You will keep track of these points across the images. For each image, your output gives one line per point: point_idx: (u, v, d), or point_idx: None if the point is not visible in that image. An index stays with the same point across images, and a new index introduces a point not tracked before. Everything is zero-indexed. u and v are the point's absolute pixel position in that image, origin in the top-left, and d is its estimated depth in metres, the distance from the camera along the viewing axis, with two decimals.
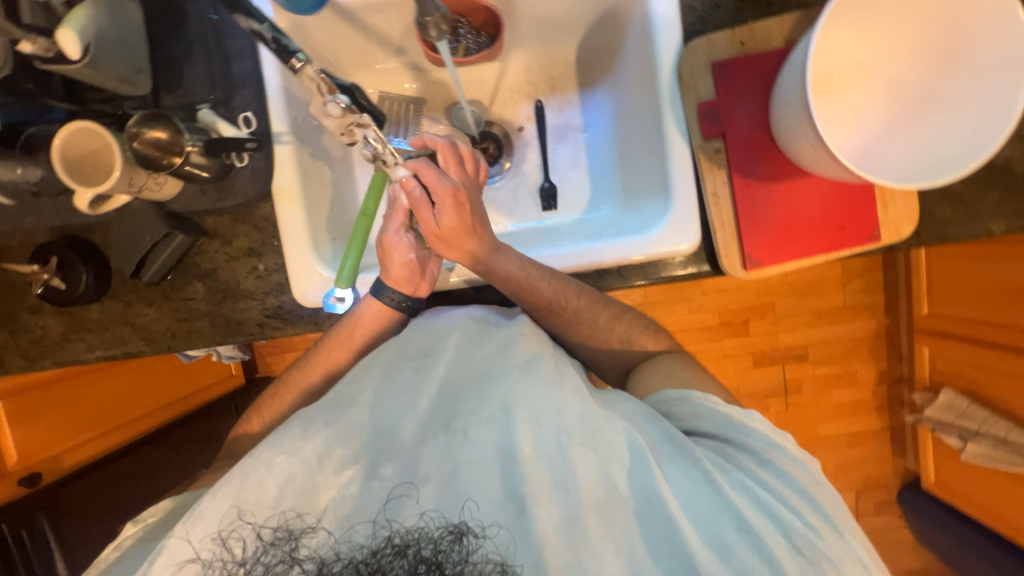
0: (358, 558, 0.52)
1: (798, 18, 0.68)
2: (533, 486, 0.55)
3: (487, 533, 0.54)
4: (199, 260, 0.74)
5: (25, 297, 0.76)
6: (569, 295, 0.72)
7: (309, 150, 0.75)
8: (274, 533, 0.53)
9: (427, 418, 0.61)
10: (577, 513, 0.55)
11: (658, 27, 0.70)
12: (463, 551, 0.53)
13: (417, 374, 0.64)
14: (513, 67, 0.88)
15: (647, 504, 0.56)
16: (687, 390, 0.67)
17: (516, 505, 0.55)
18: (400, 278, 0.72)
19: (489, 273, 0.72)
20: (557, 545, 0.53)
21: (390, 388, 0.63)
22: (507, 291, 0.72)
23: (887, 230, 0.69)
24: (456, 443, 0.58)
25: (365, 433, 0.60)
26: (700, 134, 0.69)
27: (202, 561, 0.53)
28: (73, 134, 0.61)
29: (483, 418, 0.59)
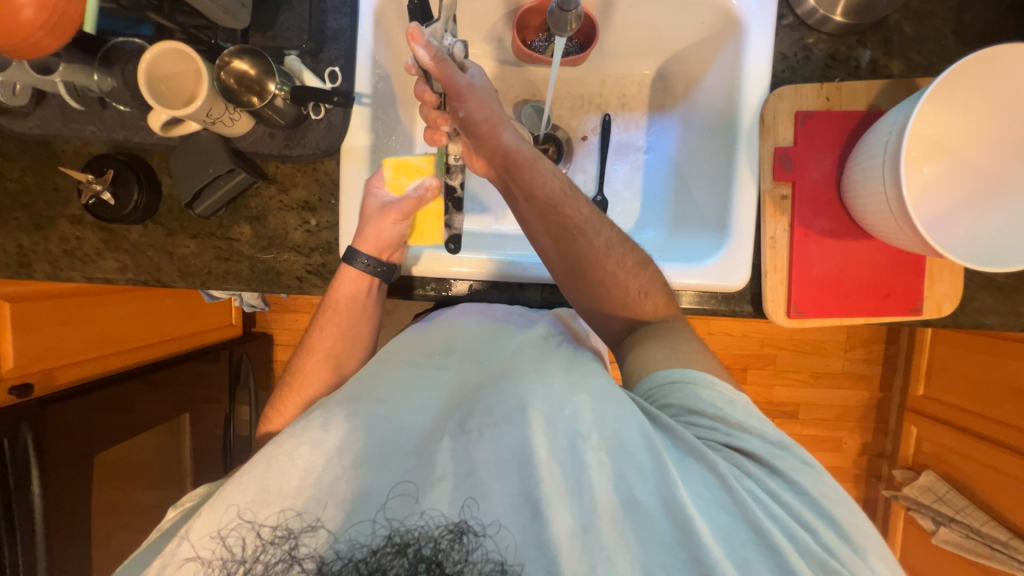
0: (357, 557, 0.48)
1: (884, 85, 0.70)
2: (546, 489, 0.49)
3: (487, 532, 0.48)
4: (252, 203, 0.74)
5: (68, 205, 0.74)
6: (602, 223, 0.67)
7: (383, 117, 0.75)
8: (274, 531, 0.49)
9: (443, 415, 0.56)
10: (591, 519, 0.48)
11: (750, 66, 0.72)
12: (463, 551, 0.48)
13: (439, 372, 0.62)
14: (592, 76, 0.88)
15: (659, 511, 0.48)
16: (681, 373, 0.57)
17: (529, 507, 0.49)
18: (378, 243, 0.69)
19: (523, 181, 0.65)
20: (570, 551, 0.47)
21: (407, 383, 0.60)
22: (541, 200, 0.65)
23: (929, 305, 0.70)
24: (471, 444, 0.52)
25: (381, 424, 0.55)
26: (770, 178, 0.71)
27: (201, 560, 0.49)
28: (165, 53, 0.61)
29: (500, 419, 0.53)
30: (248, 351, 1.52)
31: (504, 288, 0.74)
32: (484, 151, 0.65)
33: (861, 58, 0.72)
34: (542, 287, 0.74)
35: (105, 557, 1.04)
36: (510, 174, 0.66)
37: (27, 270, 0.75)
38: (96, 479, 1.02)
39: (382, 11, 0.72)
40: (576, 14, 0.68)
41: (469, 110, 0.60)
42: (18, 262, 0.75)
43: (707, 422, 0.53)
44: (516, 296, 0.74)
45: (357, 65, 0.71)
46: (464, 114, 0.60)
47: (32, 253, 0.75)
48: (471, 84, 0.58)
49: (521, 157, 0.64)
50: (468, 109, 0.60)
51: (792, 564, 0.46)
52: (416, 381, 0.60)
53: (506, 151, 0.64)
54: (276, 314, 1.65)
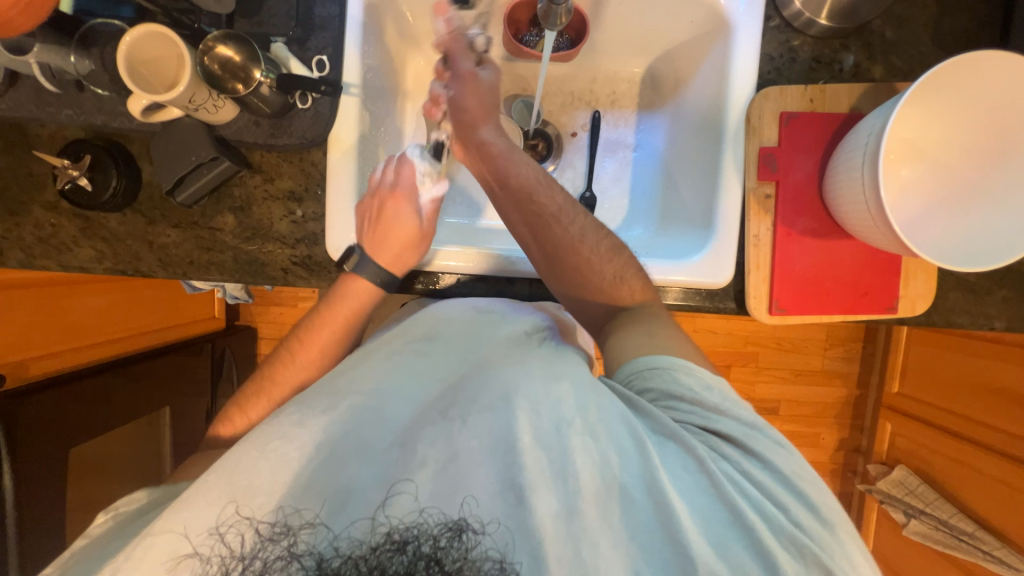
0: (357, 554, 0.45)
1: (866, 89, 0.72)
2: (532, 474, 0.48)
3: (487, 530, 0.46)
4: (236, 192, 0.72)
5: (42, 192, 0.72)
6: (575, 211, 0.69)
7: (371, 108, 0.74)
8: (272, 528, 0.47)
9: (427, 408, 0.56)
10: (575, 503, 0.48)
11: (737, 66, 0.72)
12: (463, 549, 0.45)
13: (418, 357, 0.62)
14: (583, 72, 0.88)
15: (641, 494, 0.49)
16: (659, 360, 0.57)
17: (512, 493, 0.48)
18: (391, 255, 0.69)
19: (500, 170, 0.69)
20: (555, 537, 0.46)
21: (386, 370, 0.60)
22: (518, 186, 0.68)
23: (904, 303, 0.72)
24: (455, 431, 0.51)
25: (361, 415, 0.54)
26: (755, 177, 0.72)
27: (200, 557, 0.46)
28: (145, 36, 0.59)
29: (484, 407, 0.53)
30: (231, 345, 1.49)
31: (493, 283, 0.74)
32: (464, 139, 0.72)
33: (844, 62, 0.74)
34: (530, 282, 0.74)
35: None
36: (484, 159, 0.70)
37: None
38: (70, 474, 0.99)
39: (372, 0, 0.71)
40: (566, 7, 0.68)
41: (462, 91, 0.69)
42: None
43: (686, 407, 0.54)
44: (503, 289, 0.75)
45: (346, 55, 0.70)
46: (454, 95, 0.70)
47: (3, 240, 0.72)
48: (472, 72, 0.70)
49: (496, 147, 0.69)
50: (460, 91, 0.69)
51: (769, 545, 0.46)
52: (382, 367, 0.60)
53: (481, 139, 0.70)
54: (261, 308, 1.63)
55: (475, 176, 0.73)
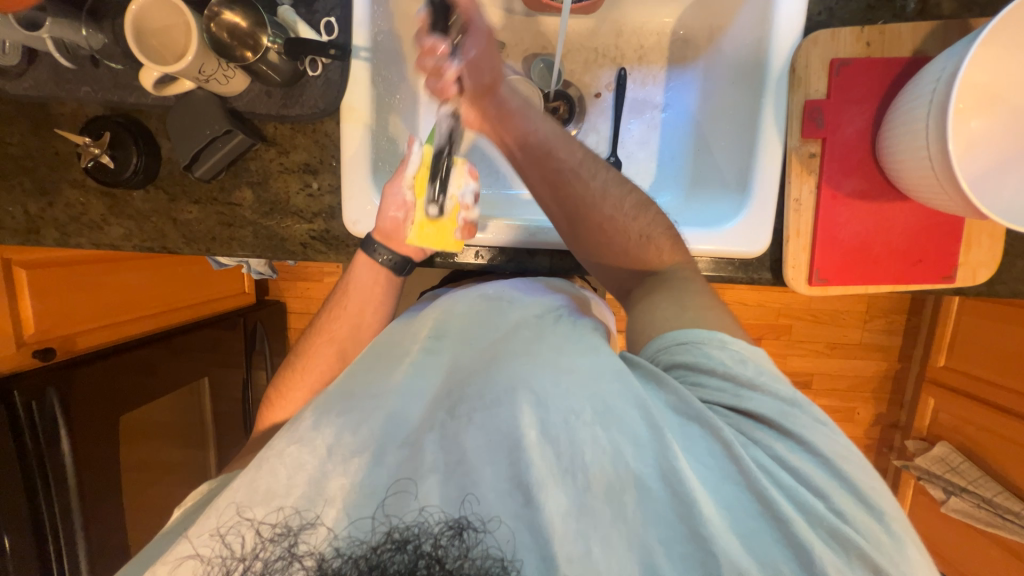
0: (357, 554, 0.45)
1: (933, 28, 0.63)
2: (540, 472, 0.47)
3: (487, 527, 0.46)
4: (253, 166, 0.72)
5: (70, 170, 0.73)
6: (596, 167, 0.64)
7: (384, 73, 0.71)
8: (273, 529, 0.47)
9: (435, 404, 0.55)
10: (586, 499, 0.46)
11: (782, 7, 0.65)
12: (463, 547, 0.45)
13: (429, 356, 0.61)
14: (607, 25, 0.81)
15: (660, 485, 0.46)
16: (690, 333, 0.53)
17: (523, 492, 0.47)
18: (386, 232, 0.68)
19: (524, 144, 0.64)
20: (567, 536, 0.45)
21: (398, 376, 0.59)
22: (540, 153, 0.63)
23: (964, 272, 0.66)
24: (462, 430, 0.51)
25: (376, 419, 0.54)
26: (798, 135, 0.66)
27: (201, 557, 0.48)
28: (150, 5, 0.58)
29: (489, 403, 0.51)
30: (262, 319, 1.54)
31: (512, 255, 0.72)
32: (480, 104, 0.63)
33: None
34: (551, 253, 0.72)
35: (136, 511, 1.10)
36: (500, 121, 0.64)
37: (37, 237, 0.75)
38: (122, 437, 1.06)
39: None
40: None
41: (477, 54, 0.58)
42: (26, 228, 0.75)
43: (715, 383, 0.50)
44: (523, 261, 0.73)
45: (356, 18, 0.67)
46: (473, 56, 0.58)
47: (39, 221, 0.75)
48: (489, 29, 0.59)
49: (511, 104, 0.63)
50: (476, 56, 0.58)
51: (801, 535, 0.43)
52: (401, 370, 0.60)
53: (501, 101, 0.63)
54: (288, 283, 1.67)
55: (492, 141, 0.67)
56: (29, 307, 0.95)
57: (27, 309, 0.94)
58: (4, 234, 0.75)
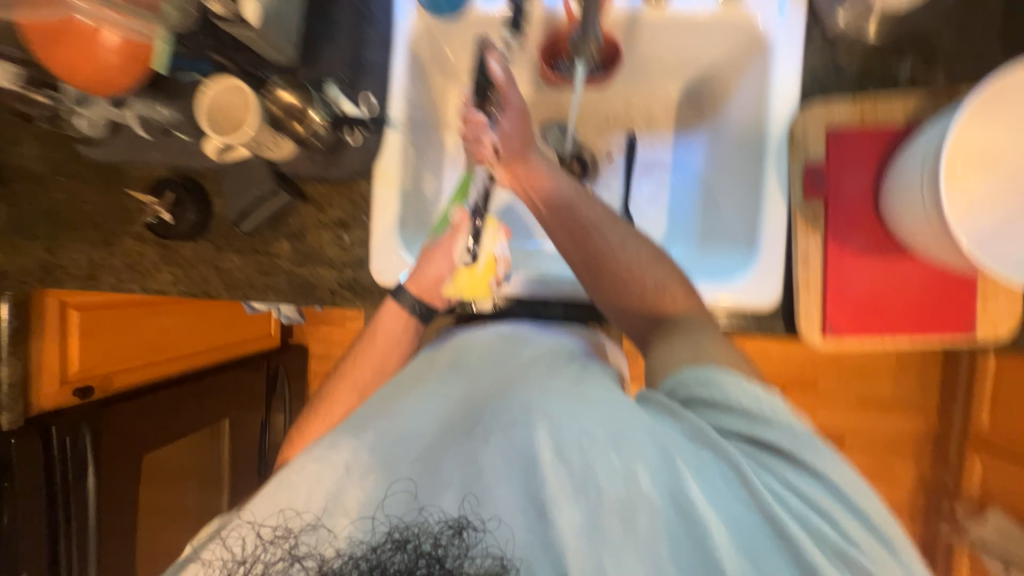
0: (358, 554, 0.48)
1: (924, 98, 0.67)
2: (552, 488, 0.49)
3: (486, 526, 0.49)
4: (292, 221, 0.79)
5: (133, 223, 0.82)
6: (613, 223, 0.67)
7: (414, 140, 0.79)
8: (273, 532, 0.50)
9: (448, 424, 0.56)
10: (598, 516, 0.48)
11: (777, 78, 0.71)
12: (463, 545, 0.48)
13: (442, 383, 0.62)
14: (617, 96, 0.88)
15: (669, 505, 0.47)
16: (708, 372, 0.51)
17: (535, 508, 0.49)
18: (426, 282, 0.70)
19: (549, 209, 0.68)
20: (578, 550, 0.47)
21: (410, 397, 0.60)
22: (562, 218, 0.67)
23: (982, 327, 0.66)
24: (479, 448, 0.52)
25: (389, 438, 0.55)
26: (800, 195, 0.69)
27: (202, 561, 0.50)
28: (221, 89, 0.68)
29: (506, 424, 0.53)
30: (284, 363, 1.58)
31: (527, 305, 0.76)
32: (514, 170, 0.69)
33: (898, 72, 0.70)
34: (565, 302, 0.75)
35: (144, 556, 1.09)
36: (528, 186, 0.69)
37: (96, 282, 0.83)
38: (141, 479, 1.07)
39: (417, 46, 0.77)
40: (597, 38, 0.64)
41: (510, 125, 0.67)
42: (88, 275, 0.83)
43: (729, 419, 0.48)
44: (538, 311, 0.76)
45: (392, 93, 0.76)
46: (507, 130, 0.67)
47: (100, 267, 0.83)
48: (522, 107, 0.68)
49: (540, 169, 0.68)
50: (507, 126, 0.67)
51: (813, 559, 0.42)
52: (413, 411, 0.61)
53: (527, 171, 0.68)
54: (312, 328, 1.73)
55: (525, 203, 0.71)
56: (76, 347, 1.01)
57: (75, 349, 1.00)
58: (68, 279, 0.84)
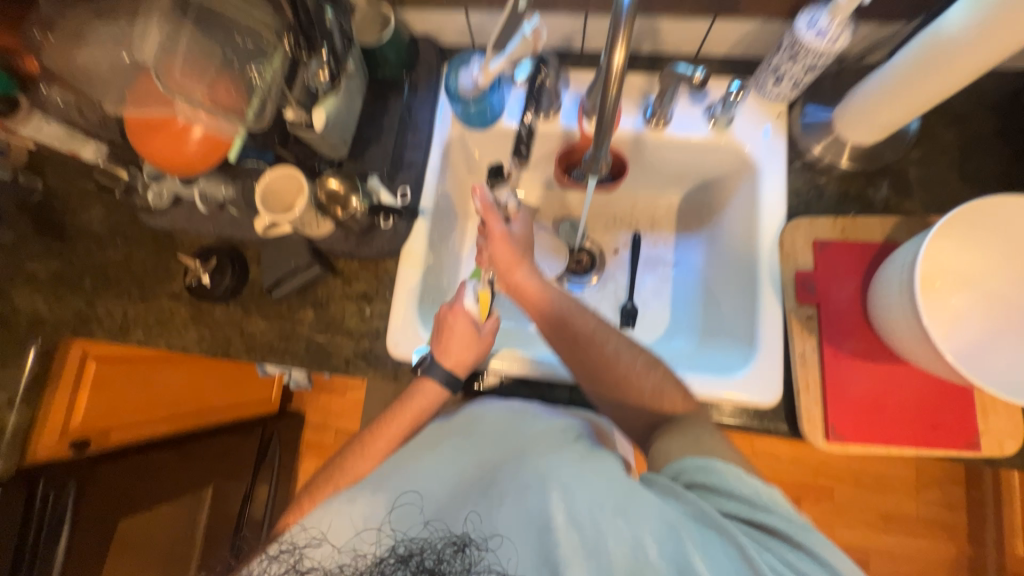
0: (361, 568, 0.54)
1: (898, 221, 0.75)
2: (565, 554, 0.48)
3: (488, 545, 0.52)
4: (320, 291, 0.85)
5: (173, 283, 0.89)
6: (608, 332, 0.70)
7: (439, 227, 0.88)
8: (280, 548, 0.57)
9: (466, 484, 0.59)
10: None
11: (767, 195, 0.79)
12: (464, 562, 0.52)
13: (460, 443, 0.64)
14: (624, 200, 0.98)
15: None
16: (711, 462, 0.53)
17: (547, 566, 0.48)
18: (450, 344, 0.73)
19: (547, 320, 0.73)
20: None
21: (431, 459, 0.63)
22: (556, 330, 0.71)
23: (988, 441, 0.66)
24: (494, 506, 0.54)
25: (399, 484, 0.60)
26: (794, 299, 0.74)
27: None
28: (278, 175, 0.78)
29: (520, 488, 0.54)
30: (279, 429, 1.55)
31: (533, 386, 0.78)
32: (509, 280, 0.77)
33: (877, 197, 0.78)
34: (571, 388, 0.76)
35: None
36: (521, 298, 0.76)
37: (125, 335, 0.87)
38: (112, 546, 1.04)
39: (451, 150, 0.89)
40: (607, 161, 0.69)
41: (493, 246, 0.76)
42: (119, 328, 0.88)
43: (730, 502, 0.50)
44: (544, 394, 0.77)
45: (425, 188, 0.86)
46: (495, 251, 0.76)
47: (132, 321, 0.88)
48: (504, 232, 0.76)
49: (531, 282, 0.75)
50: (496, 249, 0.76)
51: None
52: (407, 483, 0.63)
53: (519, 281, 0.76)
54: (313, 394, 1.72)
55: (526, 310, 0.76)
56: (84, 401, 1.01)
57: (83, 402, 1.01)
58: (99, 330, 0.88)
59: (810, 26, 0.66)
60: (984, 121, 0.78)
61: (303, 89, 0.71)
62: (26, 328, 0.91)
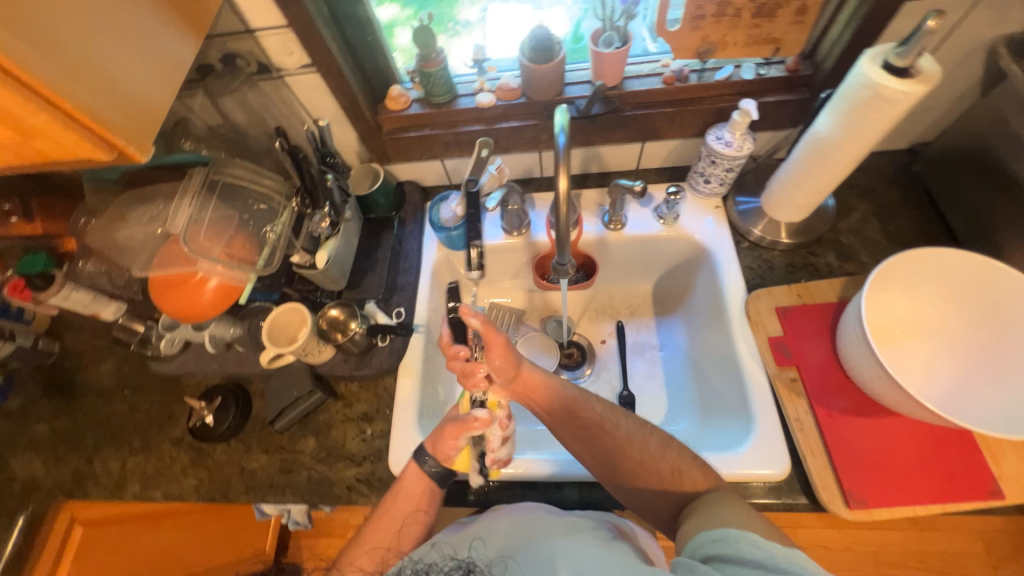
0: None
1: (846, 282, 0.83)
2: None
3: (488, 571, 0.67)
4: (321, 417, 0.86)
5: (175, 428, 0.90)
6: (618, 415, 0.72)
7: (433, 340, 0.94)
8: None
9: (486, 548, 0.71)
10: None
11: (724, 274, 0.88)
12: None
13: (486, 526, 0.73)
14: (602, 294, 1.06)
15: None
16: (725, 530, 0.54)
17: None
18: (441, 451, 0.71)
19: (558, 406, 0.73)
20: None
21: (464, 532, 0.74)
22: (574, 420, 0.72)
23: (1009, 485, 0.64)
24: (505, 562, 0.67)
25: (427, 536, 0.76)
26: (774, 364, 0.77)
27: None
28: (287, 311, 0.86)
29: (534, 557, 0.66)
30: None
31: (541, 489, 0.76)
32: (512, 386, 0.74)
33: (821, 263, 0.87)
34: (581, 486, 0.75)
35: None
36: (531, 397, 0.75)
37: (122, 490, 0.86)
38: None
39: (437, 268, 0.97)
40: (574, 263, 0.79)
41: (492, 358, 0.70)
42: (116, 483, 0.86)
43: (748, 569, 0.50)
44: (552, 495, 0.75)
45: (417, 305, 0.93)
46: (497, 362, 0.71)
47: (130, 475, 0.87)
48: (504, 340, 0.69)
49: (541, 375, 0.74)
50: (497, 359, 0.70)
51: None
52: None
53: (525, 381, 0.74)
54: (312, 540, 1.58)
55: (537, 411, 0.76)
56: None
57: None
58: (94, 489, 0.87)
59: (717, 140, 0.83)
60: (889, 191, 0.91)
61: (308, 235, 0.84)
62: (19, 496, 0.90)
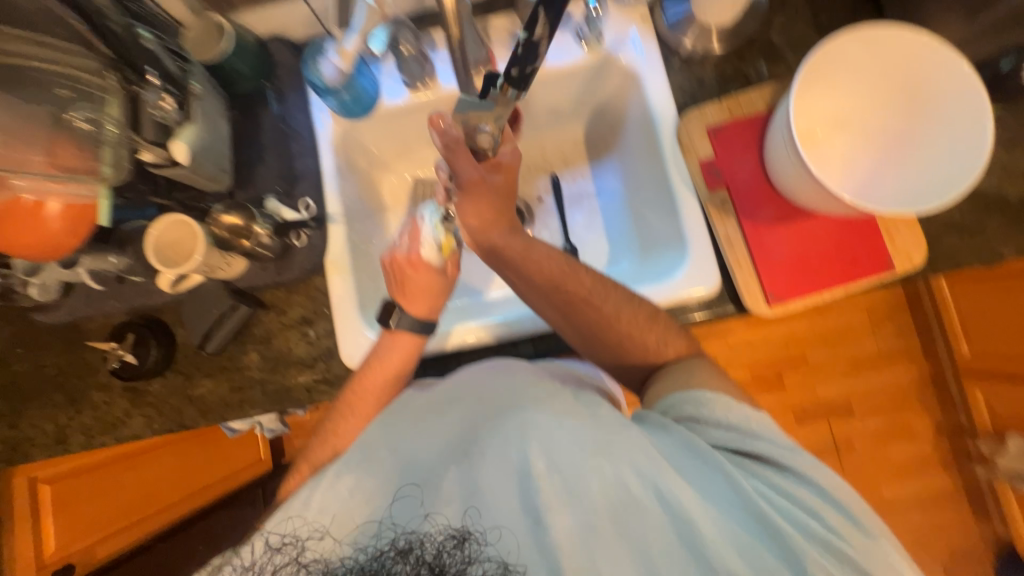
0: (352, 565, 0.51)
1: (775, 88, 0.79)
2: (546, 497, 0.50)
3: (487, 538, 0.51)
4: (257, 330, 0.81)
5: (97, 375, 0.82)
6: (604, 287, 0.70)
7: (357, 228, 0.85)
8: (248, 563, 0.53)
9: (452, 451, 0.57)
10: (594, 524, 0.50)
11: (654, 98, 0.81)
12: (464, 554, 0.50)
13: (439, 415, 0.61)
14: (532, 147, 0.98)
15: (659, 504, 0.50)
16: (700, 394, 0.60)
17: (533, 515, 0.51)
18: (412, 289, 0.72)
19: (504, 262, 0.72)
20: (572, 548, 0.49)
21: (426, 435, 0.59)
22: (528, 276, 0.70)
23: (899, 257, 0.73)
24: (476, 464, 0.54)
25: (390, 464, 0.56)
26: (705, 188, 0.77)
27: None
28: (166, 227, 0.73)
29: (504, 441, 0.54)
30: None
31: (498, 349, 0.78)
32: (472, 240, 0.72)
33: (751, 71, 0.81)
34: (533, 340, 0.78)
35: None
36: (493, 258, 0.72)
37: (65, 444, 0.81)
38: None
39: (342, 148, 0.85)
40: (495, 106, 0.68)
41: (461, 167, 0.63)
42: (55, 440, 0.81)
43: (721, 431, 0.56)
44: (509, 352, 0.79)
45: (326, 193, 0.81)
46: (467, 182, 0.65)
47: (69, 429, 0.81)
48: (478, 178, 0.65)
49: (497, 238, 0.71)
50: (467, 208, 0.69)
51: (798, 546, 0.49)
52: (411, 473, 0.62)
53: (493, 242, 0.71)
54: None
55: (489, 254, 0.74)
56: (52, 522, 0.95)
57: (48, 526, 0.95)
58: (34, 450, 0.81)
59: None
60: None
61: (151, 122, 0.65)
62: None
